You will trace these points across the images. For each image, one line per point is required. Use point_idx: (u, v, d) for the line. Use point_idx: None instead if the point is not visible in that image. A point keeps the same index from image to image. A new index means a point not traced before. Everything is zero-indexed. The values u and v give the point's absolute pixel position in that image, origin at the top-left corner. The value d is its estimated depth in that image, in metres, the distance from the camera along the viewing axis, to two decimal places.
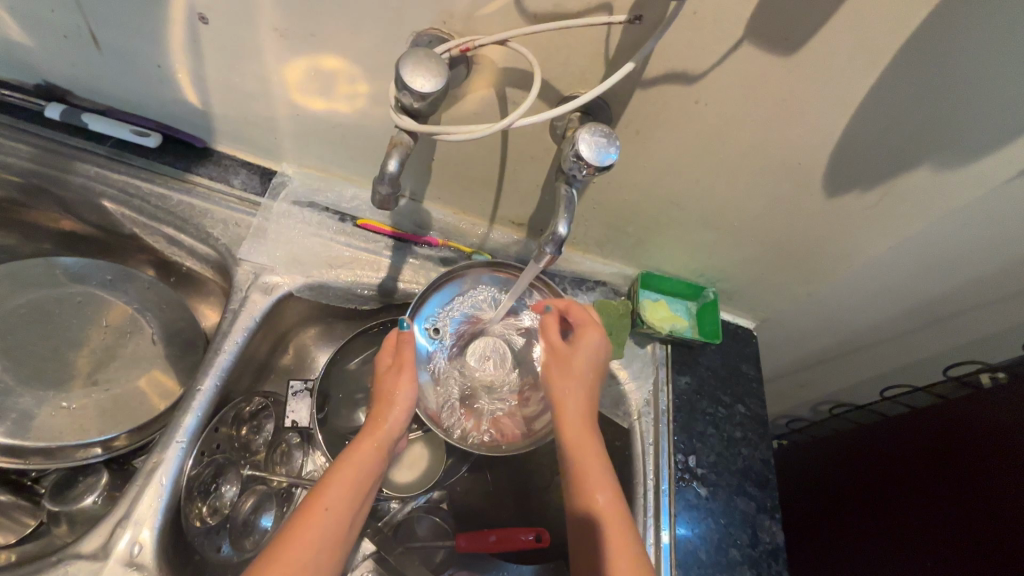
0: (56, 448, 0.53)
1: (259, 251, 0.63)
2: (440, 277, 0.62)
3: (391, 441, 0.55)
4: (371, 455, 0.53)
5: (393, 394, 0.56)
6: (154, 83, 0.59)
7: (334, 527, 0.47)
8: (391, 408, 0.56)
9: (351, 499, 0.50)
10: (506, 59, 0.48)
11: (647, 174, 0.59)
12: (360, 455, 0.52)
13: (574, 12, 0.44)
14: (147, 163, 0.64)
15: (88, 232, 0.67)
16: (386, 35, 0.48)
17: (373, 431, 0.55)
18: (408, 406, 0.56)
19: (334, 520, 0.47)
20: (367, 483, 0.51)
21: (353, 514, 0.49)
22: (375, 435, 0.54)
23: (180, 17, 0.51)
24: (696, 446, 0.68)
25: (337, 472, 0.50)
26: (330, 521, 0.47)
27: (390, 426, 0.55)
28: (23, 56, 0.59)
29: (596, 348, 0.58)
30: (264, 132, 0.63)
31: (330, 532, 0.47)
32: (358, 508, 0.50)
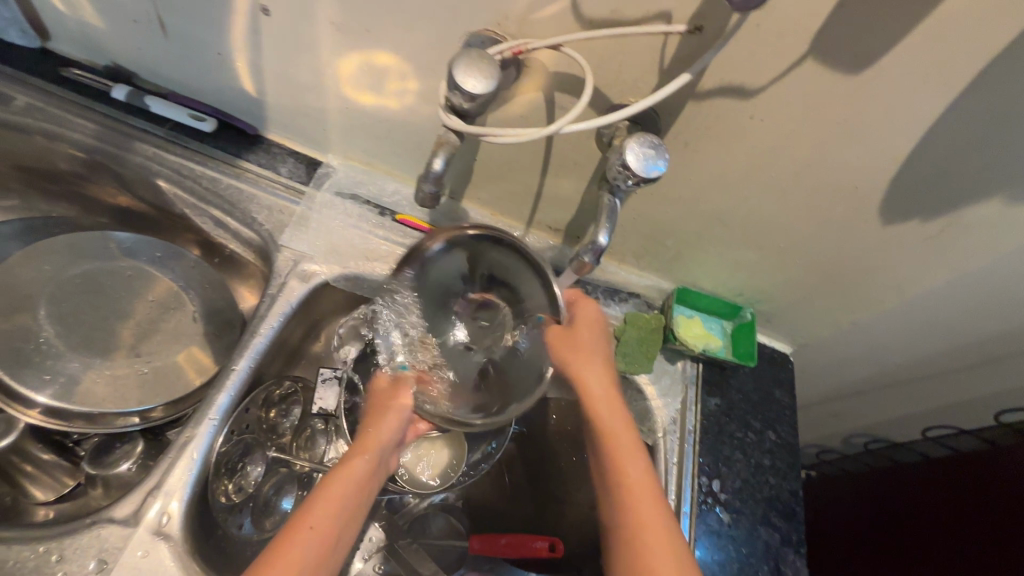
0: (98, 413, 0.55)
1: (300, 239, 0.64)
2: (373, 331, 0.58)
3: (385, 454, 0.53)
4: (365, 468, 0.50)
5: (387, 411, 0.55)
6: (215, 70, 0.61)
7: (330, 523, 0.46)
8: (383, 424, 0.54)
9: (354, 504, 0.48)
10: (558, 64, 0.48)
11: (693, 188, 0.58)
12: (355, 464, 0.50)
13: (630, 19, 0.43)
14: (201, 147, 0.66)
15: (141, 209, 0.69)
16: (441, 33, 0.49)
17: (365, 446, 0.52)
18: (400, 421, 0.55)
19: (323, 536, 0.45)
20: (360, 494, 0.49)
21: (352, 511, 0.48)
22: (368, 450, 0.52)
23: (243, 9, 0.52)
24: (721, 470, 0.65)
25: (329, 483, 0.48)
26: (322, 528, 0.45)
27: (379, 445, 0.53)
28: (96, 38, 0.62)
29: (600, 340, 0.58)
30: (314, 123, 0.64)
31: (313, 552, 0.44)
32: (354, 519, 0.48)
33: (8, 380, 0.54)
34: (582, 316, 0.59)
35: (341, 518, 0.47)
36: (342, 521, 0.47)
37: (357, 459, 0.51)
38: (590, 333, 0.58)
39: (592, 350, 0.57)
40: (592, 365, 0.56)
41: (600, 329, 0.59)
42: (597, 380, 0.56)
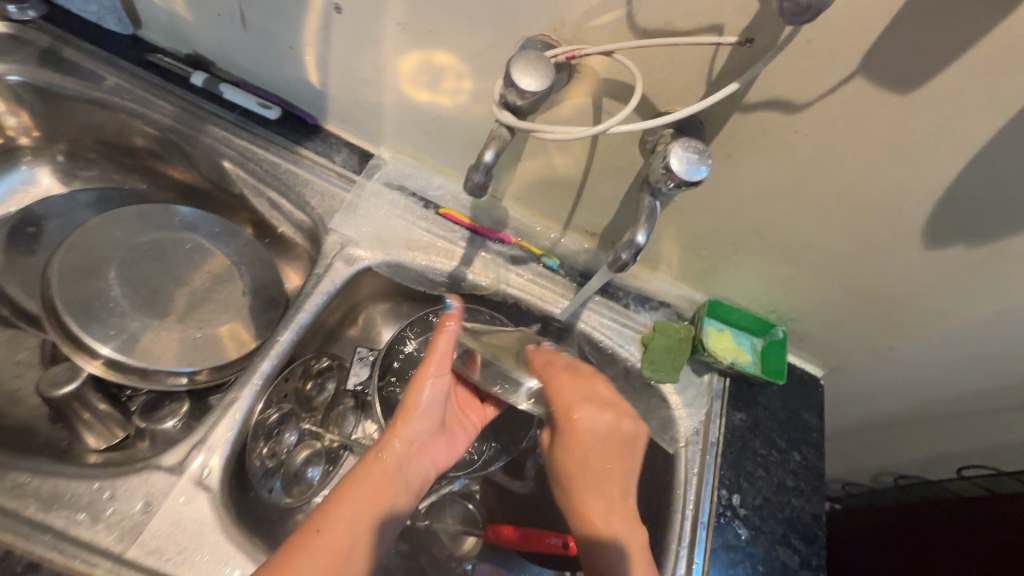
0: (154, 371, 0.60)
1: (348, 224, 0.68)
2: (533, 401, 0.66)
3: (403, 458, 0.53)
4: (376, 476, 0.51)
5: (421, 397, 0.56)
6: (285, 62, 0.65)
7: (336, 544, 0.45)
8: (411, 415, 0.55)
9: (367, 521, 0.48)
10: (608, 70, 0.50)
11: (733, 200, 0.58)
12: (366, 475, 0.51)
13: (684, 30, 0.45)
14: (264, 132, 0.70)
15: (203, 187, 0.74)
16: (501, 36, 0.52)
17: (380, 452, 0.53)
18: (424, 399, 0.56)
19: (330, 545, 0.45)
20: (370, 505, 0.49)
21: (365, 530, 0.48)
22: (383, 455, 0.52)
23: (318, 6, 0.56)
24: (742, 485, 0.65)
25: (336, 497, 0.48)
26: (328, 537, 0.45)
27: (398, 443, 0.53)
28: (181, 28, 0.67)
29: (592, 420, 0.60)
30: (370, 117, 0.68)
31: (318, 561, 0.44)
32: (367, 527, 0.48)
33: (81, 332, 0.57)
34: (569, 407, 0.60)
35: (348, 530, 0.46)
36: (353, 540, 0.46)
37: (369, 468, 0.51)
38: (585, 431, 0.60)
39: (584, 438, 0.60)
40: (582, 445, 0.59)
41: (599, 425, 0.60)
42: (588, 454, 0.59)
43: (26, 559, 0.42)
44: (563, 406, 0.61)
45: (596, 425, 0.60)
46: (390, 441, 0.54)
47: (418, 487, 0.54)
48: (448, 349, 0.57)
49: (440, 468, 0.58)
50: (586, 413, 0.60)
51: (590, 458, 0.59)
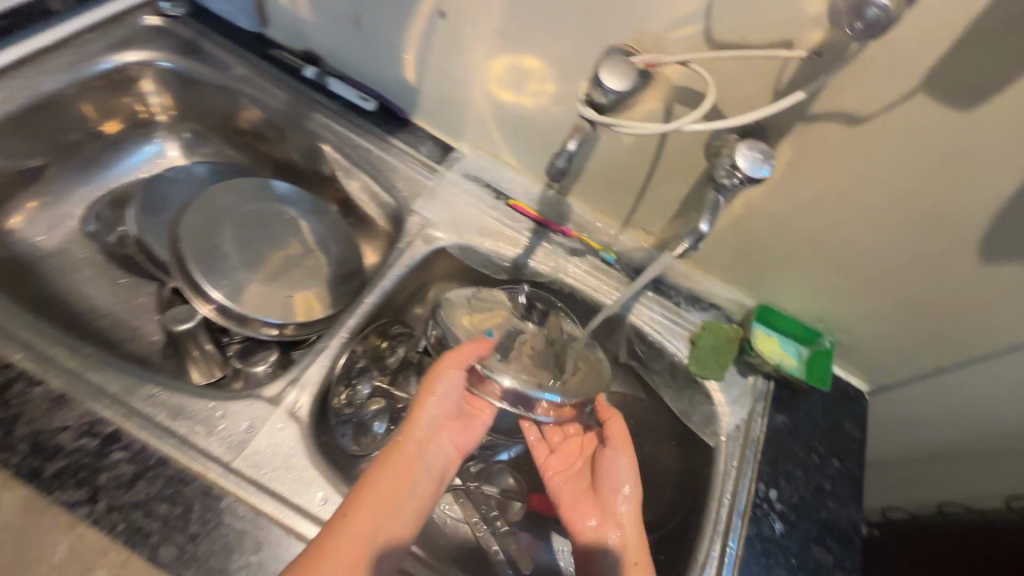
0: (250, 319, 0.67)
1: (429, 208, 0.76)
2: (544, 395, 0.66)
3: (418, 451, 0.58)
4: (394, 468, 0.55)
5: (430, 396, 0.61)
6: (388, 61, 0.74)
7: (361, 532, 0.49)
8: (422, 412, 0.60)
9: (389, 508, 0.52)
10: (682, 78, 0.55)
11: (791, 206, 0.62)
12: (385, 467, 0.55)
13: (756, 45, 0.50)
14: (361, 122, 0.79)
15: (301, 167, 0.83)
16: (587, 44, 0.58)
17: (396, 447, 0.57)
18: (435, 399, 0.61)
19: (357, 531, 0.49)
20: (390, 494, 0.53)
21: (385, 526, 0.51)
22: (400, 450, 0.57)
23: (426, 13, 0.65)
24: (780, 482, 0.67)
25: (361, 487, 0.53)
26: (356, 524, 0.49)
27: (411, 439, 0.58)
28: (302, 28, 0.77)
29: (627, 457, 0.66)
30: (456, 114, 0.76)
31: (347, 547, 0.48)
32: (391, 515, 0.52)
33: (199, 280, 0.66)
34: (608, 470, 0.65)
35: (375, 517, 0.51)
36: (377, 528, 0.50)
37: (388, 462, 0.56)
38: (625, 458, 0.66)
39: (618, 497, 0.64)
40: (615, 462, 0.65)
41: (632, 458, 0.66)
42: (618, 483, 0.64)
43: (157, 454, 0.50)
44: (608, 447, 0.67)
45: (631, 481, 0.65)
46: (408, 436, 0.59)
47: (439, 471, 0.59)
48: (469, 357, 0.63)
49: (461, 447, 0.62)
50: (624, 459, 0.66)
51: (622, 487, 0.64)
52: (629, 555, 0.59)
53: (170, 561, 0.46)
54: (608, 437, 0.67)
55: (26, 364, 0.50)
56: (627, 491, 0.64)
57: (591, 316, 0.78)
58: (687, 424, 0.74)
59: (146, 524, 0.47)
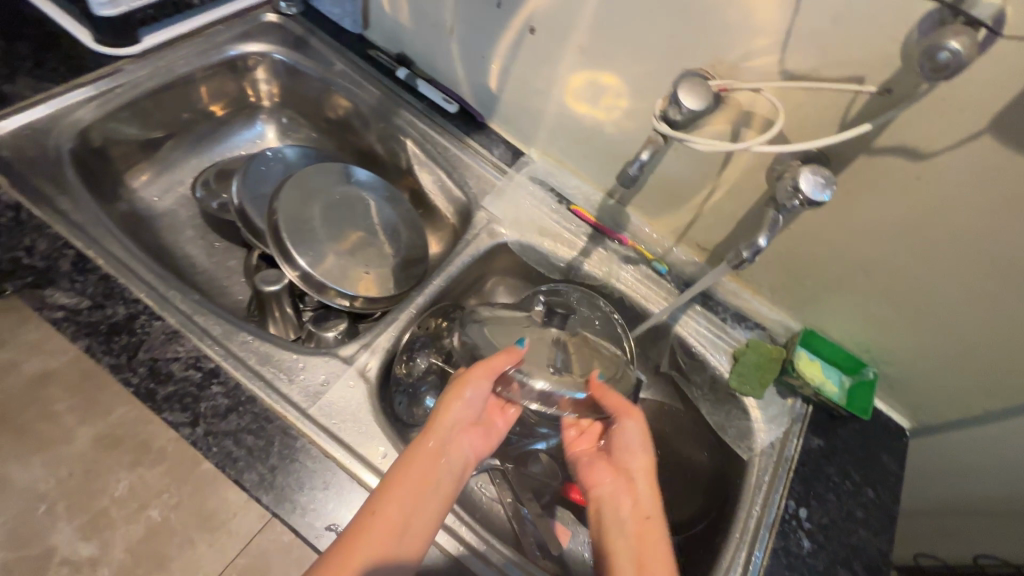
0: (328, 288, 0.73)
1: (495, 205, 0.81)
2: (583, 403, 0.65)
3: (446, 446, 0.57)
4: (426, 457, 0.55)
5: (457, 396, 0.59)
6: (474, 69, 0.81)
7: (390, 525, 0.48)
8: (451, 407, 0.59)
9: (418, 504, 0.51)
10: (752, 104, 0.59)
11: (847, 233, 0.64)
12: (417, 456, 0.55)
13: (828, 78, 0.54)
14: (442, 122, 0.86)
15: (382, 159, 0.90)
16: (665, 66, 0.63)
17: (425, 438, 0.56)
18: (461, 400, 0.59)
19: (389, 516, 0.49)
20: (421, 481, 0.53)
21: (416, 512, 0.50)
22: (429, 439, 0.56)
23: (517, 28, 0.71)
24: (811, 502, 0.68)
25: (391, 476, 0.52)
26: (388, 509, 0.49)
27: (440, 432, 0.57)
28: (400, 34, 0.85)
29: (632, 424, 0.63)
30: (530, 121, 0.81)
31: (378, 536, 0.47)
32: (423, 505, 0.51)
33: (290, 247, 0.72)
34: (614, 433, 0.64)
35: (407, 503, 0.50)
36: (408, 515, 0.49)
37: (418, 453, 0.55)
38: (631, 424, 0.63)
39: (630, 456, 0.63)
40: (624, 427, 0.63)
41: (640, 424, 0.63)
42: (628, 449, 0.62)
43: (248, 393, 0.56)
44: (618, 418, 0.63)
45: (639, 436, 0.63)
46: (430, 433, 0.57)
47: (460, 473, 0.57)
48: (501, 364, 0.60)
49: (478, 454, 0.61)
50: (634, 425, 0.63)
51: (633, 452, 0.62)
52: (640, 510, 0.59)
53: (253, 484, 0.52)
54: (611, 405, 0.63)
55: (149, 301, 0.58)
56: (639, 456, 0.62)
57: (637, 322, 0.81)
58: (722, 437, 0.76)
59: (235, 450, 0.53)
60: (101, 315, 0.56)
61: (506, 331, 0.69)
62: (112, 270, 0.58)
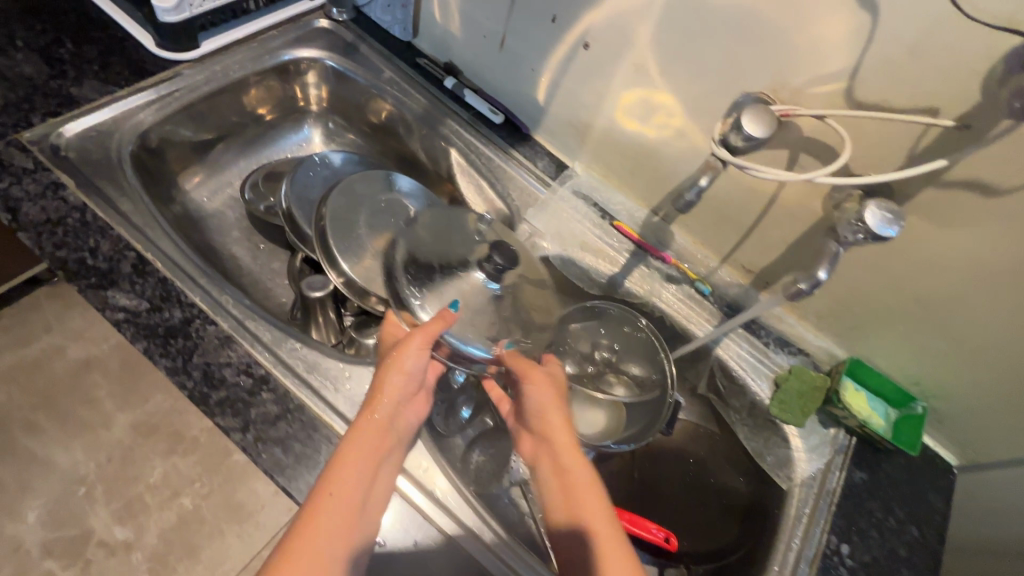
0: (370, 295, 0.73)
1: (538, 219, 0.82)
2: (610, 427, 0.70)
3: (388, 414, 0.56)
4: (370, 435, 0.53)
5: (396, 364, 0.57)
6: (523, 81, 0.80)
7: (343, 516, 0.48)
8: (389, 379, 0.57)
9: (354, 481, 0.50)
10: (814, 130, 0.58)
11: (905, 264, 0.62)
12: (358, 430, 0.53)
13: (899, 108, 0.52)
14: (487, 132, 0.86)
15: (424, 165, 0.91)
16: (723, 87, 0.62)
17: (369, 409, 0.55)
18: (398, 369, 0.57)
19: (337, 503, 0.48)
20: (365, 457, 0.52)
21: (357, 490, 0.50)
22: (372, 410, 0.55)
23: (571, 43, 0.71)
24: (853, 538, 0.67)
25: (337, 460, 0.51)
26: (331, 494, 0.48)
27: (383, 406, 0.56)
28: (448, 43, 0.85)
29: (546, 387, 0.61)
30: (576, 135, 0.81)
31: (327, 523, 0.47)
32: (365, 482, 0.51)
33: (335, 255, 0.73)
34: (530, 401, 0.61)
35: (355, 487, 0.50)
36: (348, 496, 0.49)
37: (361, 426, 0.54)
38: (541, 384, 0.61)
39: (557, 428, 0.59)
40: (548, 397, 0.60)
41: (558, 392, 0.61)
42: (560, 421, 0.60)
43: (296, 401, 0.57)
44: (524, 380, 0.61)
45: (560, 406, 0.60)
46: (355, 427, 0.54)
47: (402, 444, 0.57)
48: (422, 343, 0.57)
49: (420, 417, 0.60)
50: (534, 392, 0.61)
51: (563, 420, 0.60)
52: (572, 477, 0.56)
53: (299, 493, 0.53)
54: (522, 369, 0.61)
55: (203, 306, 0.59)
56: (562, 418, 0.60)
57: (677, 343, 0.80)
58: (760, 464, 0.75)
59: (283, 458, 0.54)
60: (159, 318, 0.57)
61: (437, 248, 0.63)
62: (170, 274, 0.60)
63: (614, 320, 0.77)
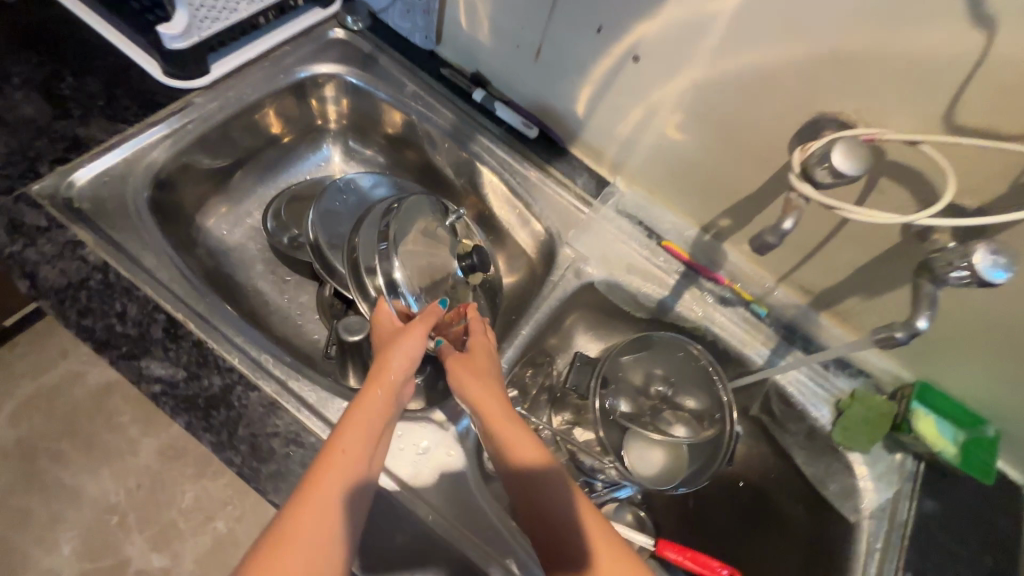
0: None
1: (582, 242, 0.76)
2: (670, 468, 0.68)
3: (397, 390, 0.53)
4: (378, 406, 0.50)
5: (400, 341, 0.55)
6: (560, 93, 0.74)
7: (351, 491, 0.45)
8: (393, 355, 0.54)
9: (356, 461, 0.46)
10: (902, 155, 0.52)
11: (994, 292, 0.58)
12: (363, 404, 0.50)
13: (1007, 134, 0.47)
14: (521, 148, 0.80)
15: (452, 183, 0.85)
16: (795, 106, 0.56)
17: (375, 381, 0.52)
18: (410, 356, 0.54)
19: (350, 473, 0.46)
20: (372, 434, 0.49)
21: (360, 469, 0.46)
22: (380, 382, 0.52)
23: (617, 55, 0.64)
24: (928, 572, 0.64)
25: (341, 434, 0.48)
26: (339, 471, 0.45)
27: (393, 380, 0.52)
28: (475, 52, 0.79)
29: (487, 352, 0.59)
30: (619, 149, 0.75)
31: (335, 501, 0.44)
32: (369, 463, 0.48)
33: (373, 297, 0.66)
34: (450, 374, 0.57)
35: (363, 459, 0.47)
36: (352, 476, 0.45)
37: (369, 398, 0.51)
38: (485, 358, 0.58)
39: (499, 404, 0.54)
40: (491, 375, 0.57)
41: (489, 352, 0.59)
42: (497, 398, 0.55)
43: None
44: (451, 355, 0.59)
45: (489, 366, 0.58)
46: (351, 411, 0.49)
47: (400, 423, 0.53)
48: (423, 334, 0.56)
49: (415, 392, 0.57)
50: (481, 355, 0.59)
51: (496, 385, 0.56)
52: (524, 458, 0.51)
53: None
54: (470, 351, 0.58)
55: (242, 369, 0.55)
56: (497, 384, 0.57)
57: (731, 367, 0.76)
58: (823, 491, 0.72)
59: None
60: (197, 387, 0.53)
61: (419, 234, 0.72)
62: (204, 335, 0.56)
63: (669, 350, 0.72)
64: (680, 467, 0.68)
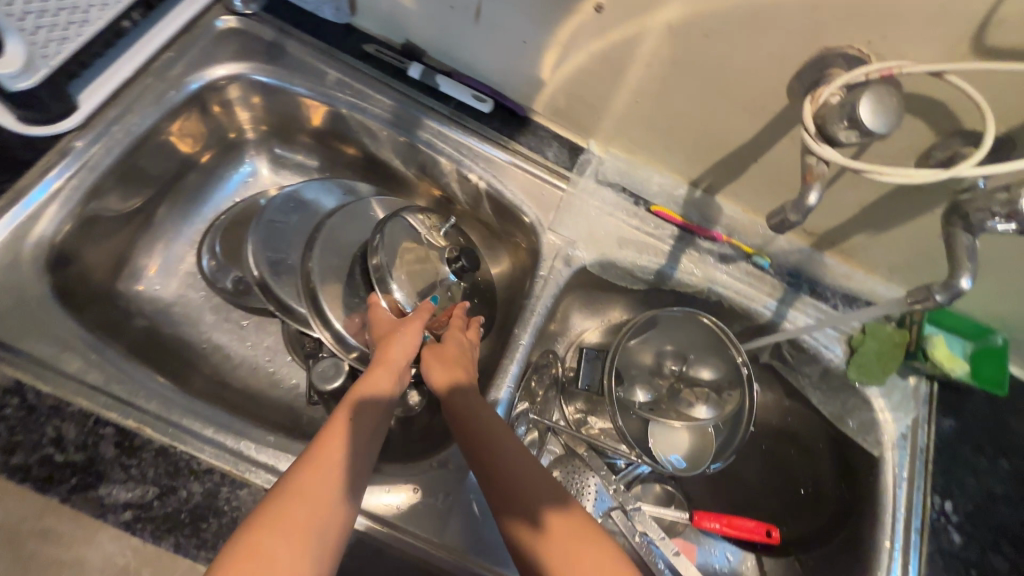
0: None
1: (564, 225, 0.68)
2: (699, 447, 0.67)
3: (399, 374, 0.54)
4: (382, 384, 0.52)
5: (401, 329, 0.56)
6: (512, 57, 0.63)
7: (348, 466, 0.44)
8: (396, 340, 0.55)
9: (354, 445, 0.46)
10: (923, 87, 0.46)
11: None
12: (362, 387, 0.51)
13: None
14: (477, 125, 0.69)
15: (407, 178, 0.74)
16: (794, 44, 0.48)
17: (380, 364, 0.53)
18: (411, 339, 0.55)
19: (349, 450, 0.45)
20: (370, 414, 0.49)
21: (359, 449, 0.46)
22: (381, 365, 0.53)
23: (576, 6, 0.54)
24: (953, 491, 0.66)
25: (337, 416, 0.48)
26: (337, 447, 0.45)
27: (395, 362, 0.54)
28: (402, 19, 0.65)
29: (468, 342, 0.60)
30: (590, 112, 0.66)
31: (328, 474, 0.43)
32: (367, 444, 0.47)
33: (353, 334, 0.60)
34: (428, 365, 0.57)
35: (360, 442, 0.47)
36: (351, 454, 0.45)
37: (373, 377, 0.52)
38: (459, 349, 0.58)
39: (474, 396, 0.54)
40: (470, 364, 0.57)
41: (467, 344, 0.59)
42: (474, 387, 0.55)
43: None
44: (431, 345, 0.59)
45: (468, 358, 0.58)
46: (354, 391, 0.50)
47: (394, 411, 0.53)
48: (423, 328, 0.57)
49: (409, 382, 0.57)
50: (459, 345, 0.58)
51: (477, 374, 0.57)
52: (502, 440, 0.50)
53: None
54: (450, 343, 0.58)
55: (224, 466, 0.48)
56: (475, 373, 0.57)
57: (739, 325, 0.73)
58: (842, 428, 0.71)
59: None
60: (176, 501, 0.46)
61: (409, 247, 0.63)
62: (168, 438, 0.48)
63: (677, 324, 0.68)
64: (706, 442, 0.67)
